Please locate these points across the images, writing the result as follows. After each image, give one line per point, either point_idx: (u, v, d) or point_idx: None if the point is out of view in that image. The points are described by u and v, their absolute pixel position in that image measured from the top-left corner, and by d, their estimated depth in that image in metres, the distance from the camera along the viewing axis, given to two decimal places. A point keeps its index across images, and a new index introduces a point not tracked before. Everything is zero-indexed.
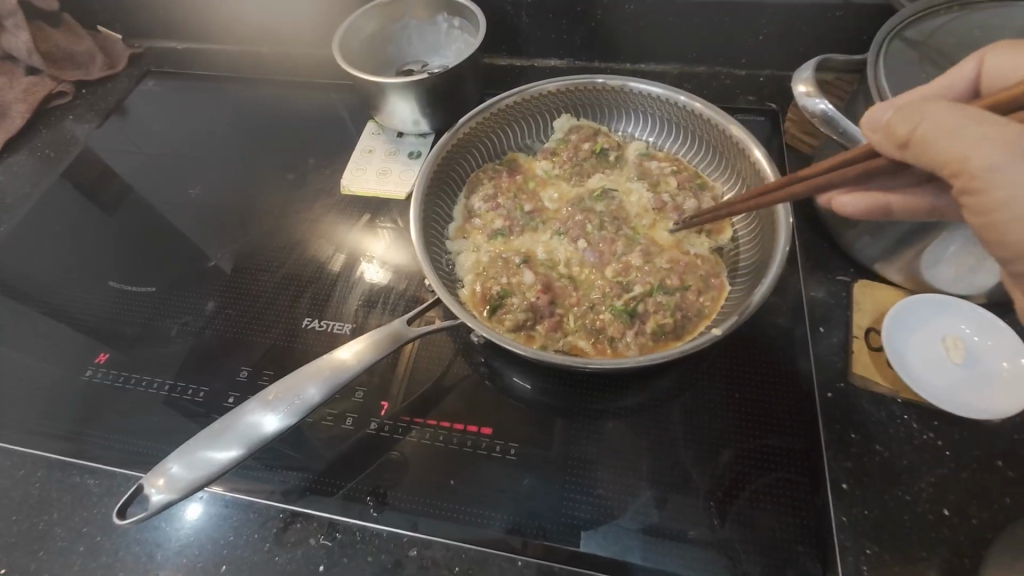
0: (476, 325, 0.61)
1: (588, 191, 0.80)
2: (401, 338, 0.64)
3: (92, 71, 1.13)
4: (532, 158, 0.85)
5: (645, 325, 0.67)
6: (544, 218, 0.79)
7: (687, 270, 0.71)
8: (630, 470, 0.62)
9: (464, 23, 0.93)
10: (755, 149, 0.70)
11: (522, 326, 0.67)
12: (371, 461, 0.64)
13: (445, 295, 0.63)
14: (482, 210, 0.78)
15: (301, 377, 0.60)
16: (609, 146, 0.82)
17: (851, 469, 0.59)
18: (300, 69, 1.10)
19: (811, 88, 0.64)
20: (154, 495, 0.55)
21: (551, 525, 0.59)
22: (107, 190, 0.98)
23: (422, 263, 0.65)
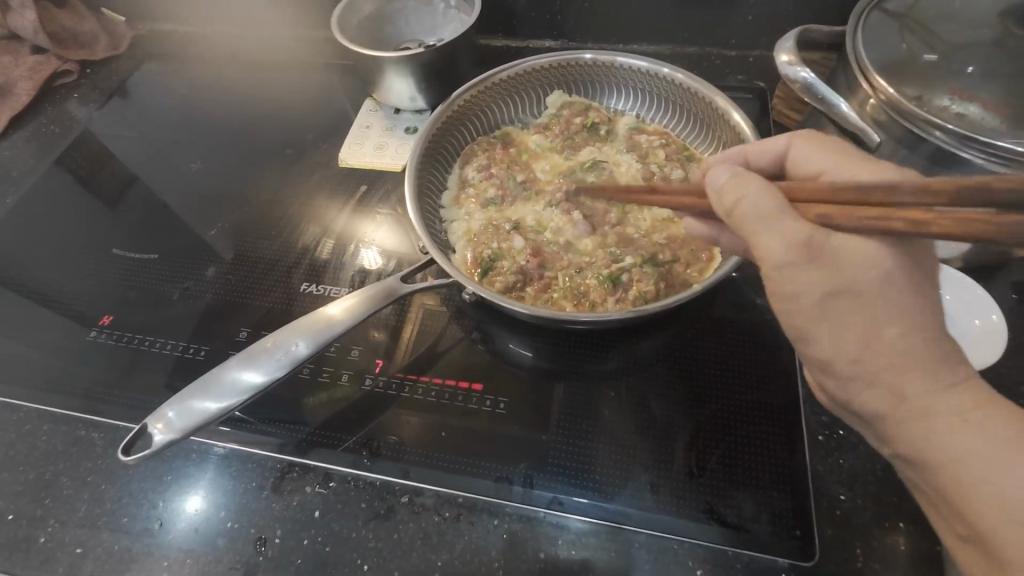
0: (469, 284, 0.64)
1: (579, 163, 0.82)
2: (393, 294, 0.66)
3: (96, 51, 1.15)
4: (524, 133, 0.87)
5: (627, 292, 0.68)
6: (537, 189, 0.81)
7: (682, 247, 0.73)
8: (616, 425, 0.64)
9: (460, 3, 0.96)
10: (735, 113, 0.73)
11: (512, 287, 0.70)
12: (366, 415, 0.67)
13: (439, 257, 0.66)
14: (476, 180, 0.80)
15: (296, 329, 0.63)
16: (600, 120, 0.84)
17: (828, 422, 0.62)
18: (301, 51, 1.13)
19: (792, 57, 0.65)
20: (156, 436, 0.57)
21: (537, 472, 0.61)
22: (113, 165, 1.01)
23: (414, 225, 0.68)
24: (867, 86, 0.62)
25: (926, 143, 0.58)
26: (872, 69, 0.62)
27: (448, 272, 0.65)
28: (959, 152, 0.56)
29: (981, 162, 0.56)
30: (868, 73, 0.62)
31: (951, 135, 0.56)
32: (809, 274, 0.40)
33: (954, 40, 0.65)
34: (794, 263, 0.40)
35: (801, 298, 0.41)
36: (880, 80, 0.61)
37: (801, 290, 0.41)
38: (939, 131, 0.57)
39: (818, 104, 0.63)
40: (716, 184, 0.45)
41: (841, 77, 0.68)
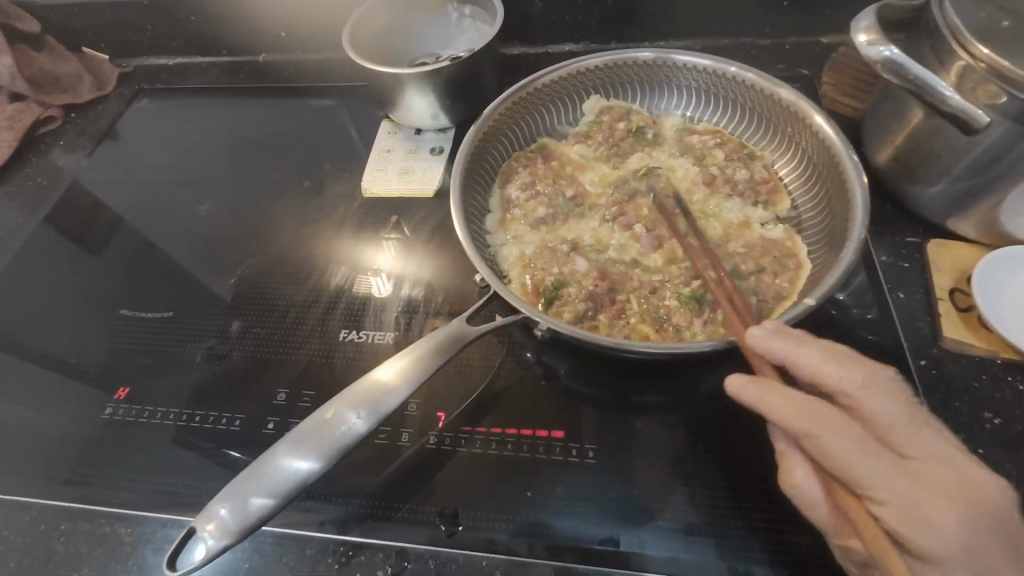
0: (541, 318, 0.57)
1: (630, 171, 0.75)
2: (461, 339, 0.57)
3: (80, 94, 1.06)
4: (563, 143, 0.80)
5: (715, 312, 0.61)
6: (589, 203, 0.74)
7: (764, 255, 0.66)
8: (721, 467, 0.57)
9: (477, 11, 0.90)
10: (815, 115, 0.67)
11: (584, 316, 0.62)
12: (437, 476, 0.59)
13: (504, 290, 0.58)
14: (521, 200, 0.73)
15: (356, 393, 0.53)
16: (646, 124, 0.77)
17: (964, 440, 0.55)
18: (303, 76, 1.06)
19: (873, 36, 0.58)
20: (207, 541, 0.48)
21: (644, 530, 0.55)
22: (109, 215, 0.92)
23: (470, 257, 0.60)
24: (966, 56, 0.55)
25: None
26: (969, 35, 0.55)
27: (515, 305, 0.58)
28: None
29: None
30: (966, 42, 0.55)
31: None
32: (868, 449, 0.42)
33: None
34: (843, 440, 0.42)
35: (865, 472, 0.41)
36: (982, 47, 0.54)
37: (865, 467, 0.41)
38: None
39: (909, 83, 0.56)
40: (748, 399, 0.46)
41: (925, 49, 0.60)
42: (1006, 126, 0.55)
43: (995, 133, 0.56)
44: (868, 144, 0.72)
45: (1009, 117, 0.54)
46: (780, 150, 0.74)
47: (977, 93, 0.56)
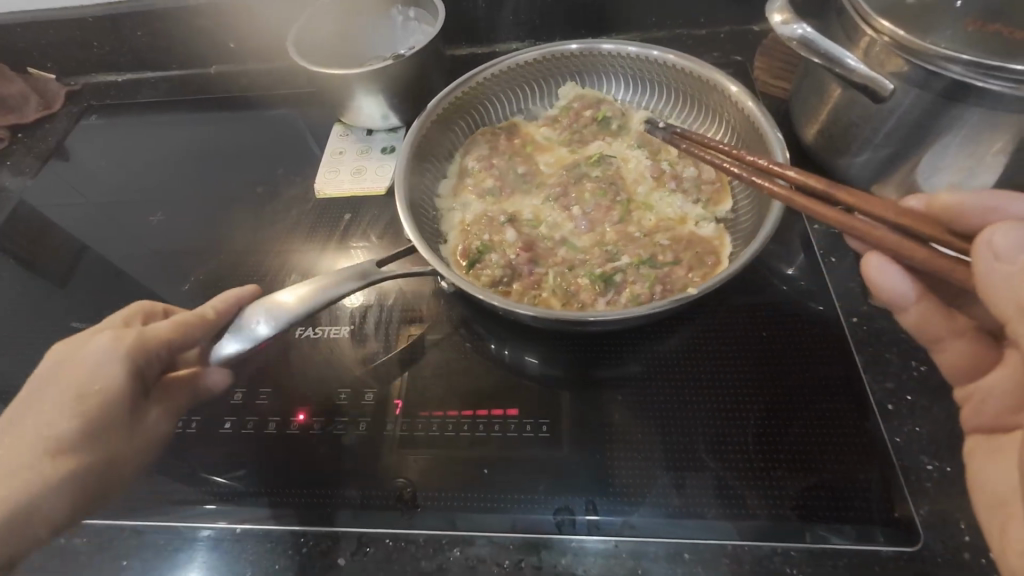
0: (485, 294, 0.59)
1: (585, 157, 0.80)
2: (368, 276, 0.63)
3: (27, 113, 1.05)
4: (530, 124, 0.84)
5: (620, 294, 0.65)
6: (539, 179, 0.79)
7: (686, 249, 0.69)
8: (668, 430, 0.59)
9: (420, 13, 0.92)
10: (732, 86, 0.72)
11: (500, 282, 0.67)
12: (399, 473, 0.59)
13: (443, 267, 0.60)
14: (475, 170, 0.78)
15: (264, 306, 0.58)
16: (612, 114, 0.80)
17: (894, 388, 0.59)
18: (255, 84, 1.06)
19: (786, 16, 0.62)
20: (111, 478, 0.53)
21: (598, 497, 0.56)
22: (59, 231, 0.91)
23: (411, 239, 0.62)
24: (871, 31, 0.59)
25: (942, 79, 0.55)
26: (869, 10, 0.59)
27: (456, 281, 0.60)
28: (977, 82, 0.53)
29: (1001, 88, 0.52)
30: (869, 17, 0.59)
31: (968, 66, 0.53)
32: None
33: None
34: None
35: None
36: (883, 21, 0.57)
37: None
38: (954, 64, 0.54)
39: (823, 59, 0.60)
40: (1004, 250, 0.41)
41: (836, 26, 0.64)
42: (913, 93, 0.58)
43: (901, 100, 0.60)
44: (796, 117, 0.76)
45: (912, 84, 0.58)
46: (705, 126, 0.79)
47: (883, 62, 0.59)
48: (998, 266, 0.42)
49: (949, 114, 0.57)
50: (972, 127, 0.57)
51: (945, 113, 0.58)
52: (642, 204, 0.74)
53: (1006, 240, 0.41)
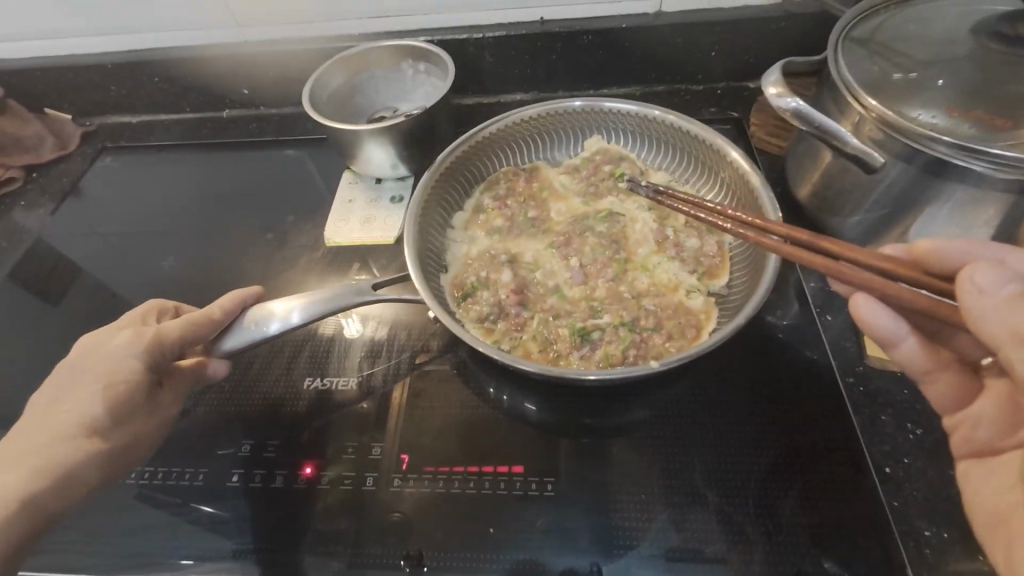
0: (490, 350, 0.61)
1: (596, 210, 0.82)
2: (362, 293, 0.68)
3: (42, 154, 1.07)
4: (552, 170, 0.87)
5: (594, 351, 0.67)
6: (546, 226, 0.81)
7: (670, 317, 0.70)
8: (670, 489, 0.60)
9: (430, 68, 0.95)
10: (732, 150, 0.75)
11: (486, 319, 0.71)
12: (396, 506, 0.61)
13: (448, 321, 0.62)
14: (490, 206, 0.82)
15: (273, 310, 0.66)
16: (630, 172, 0.83)
17: (891, 451, 0.60)
18: (267, 128, 1.09)
19: (782, 89, 0.65)
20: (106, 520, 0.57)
21: (603, 559, 0.57)
22: (69, 272, 0.92)
23: (422, 294, 0.65)
24: (860, 107, 0.62)
25: (926, 156, 0.58)
26: (860, 88, 0.62)
27: (460, 335, 0.62)
28: (959, 162, 0.57)
29: (982, 169, 0.56)
30: (858, 94, 0.62)
31: (951, 146, 0.56)
32: None
33: (917, 56, 0.65)
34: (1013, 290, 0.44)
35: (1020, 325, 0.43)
36: (872, 99, 0.61)
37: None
38: (938, 144, 0.57)
39: (816, 131, 0.63)
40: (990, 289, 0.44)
41: (827, 99, 0.68)
42: (900, 166, 0.61)
43: (891, 172, 0.63)
44: (792, 180, 0.78)
45: (900, 159, 0.61)
46: (706, 185, 0.81)
47: (872, 136, 0.62)
48: (980, 298, 0.45)
49: (936, 187, 0.60)
50: (958, 200, 0.60)
51: (932, 186, 0.61)
52: (640, 264, 0.76)
53: (986, 277, 0.45)
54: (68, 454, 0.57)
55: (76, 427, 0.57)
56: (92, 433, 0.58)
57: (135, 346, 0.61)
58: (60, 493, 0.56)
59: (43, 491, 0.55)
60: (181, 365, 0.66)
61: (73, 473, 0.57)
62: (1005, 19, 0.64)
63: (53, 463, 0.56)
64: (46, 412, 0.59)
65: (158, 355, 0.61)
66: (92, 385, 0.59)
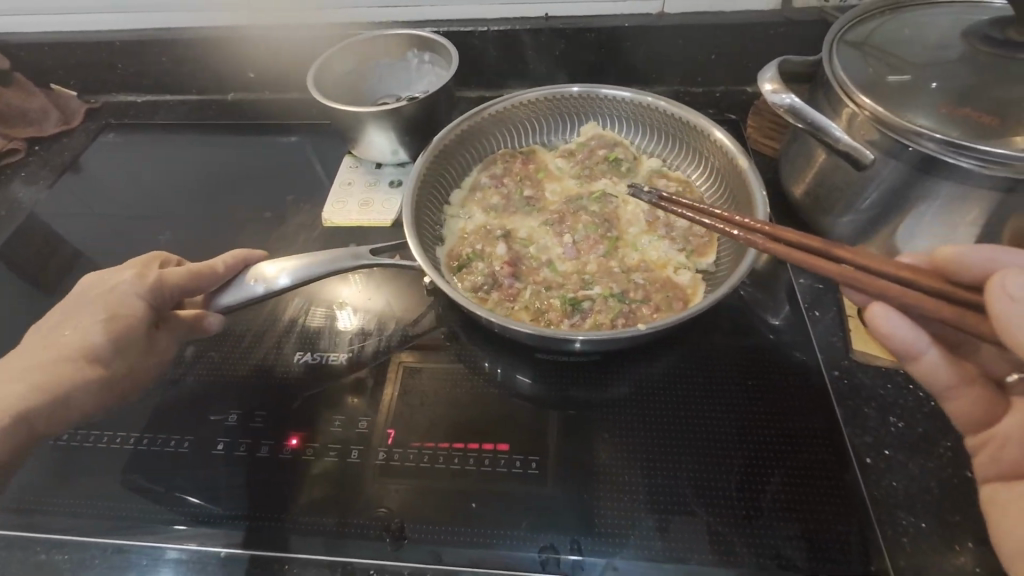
0: (478, 309, 0.63)
1: (589, 192, 0.83)
2: (358, 256, 0.69)
3: (45, 128, 1.08)
4: (548, 152, 0.88)
5: (585, 320, 0.68)
6: (541, 205, 0.82)
7: (659, 291, 0.71)
8: (651, 471, 0.61)
9: (435, 58, 0.96)
10: (718, 131, 0.78)
11: (479, 289, 0.71)
12: (381, 502, 0.60)
13: (439, 280, 0.64)
14: (485, 185, 0.83)
15: (268, 266, 0.67)
16: (623, 156, 0.85)
17: (875, 443, 0.61)
18: (270, 111, 1.10)
19: (776, 86, 0.66)
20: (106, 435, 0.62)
21: (584, 538, 0.57)
22: (66, 244, 0.93)
23: (416, 258, 0.66)
24: (852, 105, 0.64)
25: (915, 152, 0.60)
26: (853, 87, 0.64)
27: (452, 297, 0.63)
28: (947, 159, 0.58)
29: (971, 165, 0.57)
30: (852, 93, 0.64)
31: (941, 143, 0.58)
32: None
33: (912, 58, 0.67)
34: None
35: None
36: (864, 97, 0.62)
37: None
38: (928, 140, 0.58)
39: (808, 127, 0.64)
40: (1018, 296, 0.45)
41: (822, 97, 0.69)
42: (891, 162, 0.63)
43: (881, 170, 0.64)
44: (784, 179, 0.80)
45: (891, 155, 0.62)
46: (698, 172, 0.83)
47: (864, 133, 0.64)
48: (1013, 305, 0.45)
49: (925, 184, 0.62)
50: (946, 197, 0.61)
51: (921, 183, 0.62)
52: (631, 243, 0.77)
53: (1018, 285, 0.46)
54: (71, 376, 0.61)
55: (75, 352, 0.61)
56: (91, 360, 0.62)
57: (139, 289, 0.65)
58: (55, 409, 0.61)
59: (40, 406, 0.59)
60: (180, 313, 0.69)
61: (71, 392, 0.61)
62: (995, 27, 0.65)
63: (53, 381, 0.60)
64: (55, 329, 0.64)
65: (160, 299, 0.65)
66: (93, 314, 0.63)
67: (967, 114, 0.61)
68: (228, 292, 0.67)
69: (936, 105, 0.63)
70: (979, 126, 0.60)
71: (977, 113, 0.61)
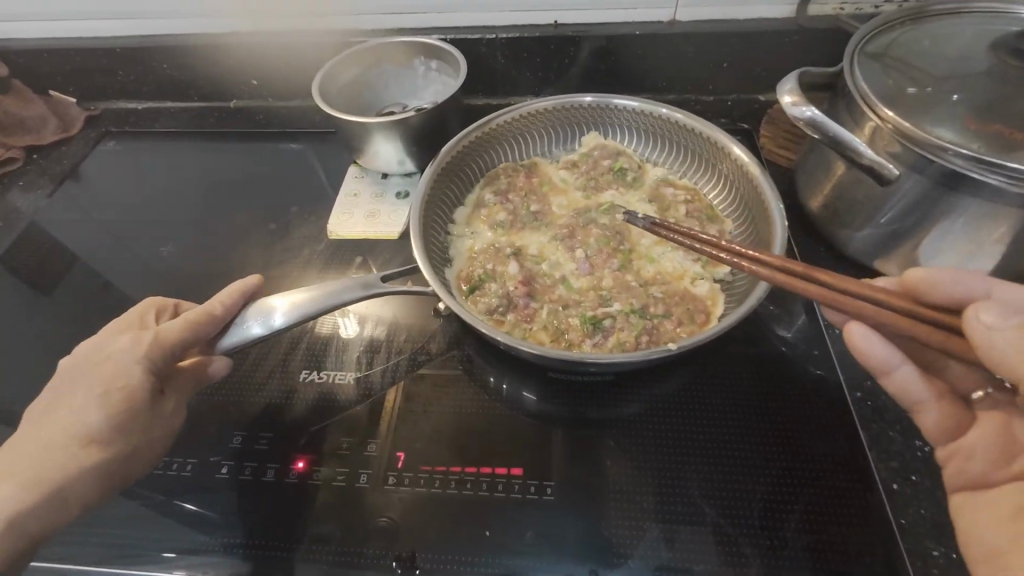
0: (493, 332, 0.61)
1: (597, 204, 0.81)
2: (370, 287, 0.67)
3: (44, 135, 1.06)
4: (550, 165, 0.87)
5: (607, 338, 0.66)
6: (551, 219, 0.81)
7: (678, 304, 0.70)
8: (669, 496, 0.59)
9: (441, 66, 0.94)
10: (733, 146, 0.75)
11: (495, 311, 0.69)
12: (383, 512, 0.59)
13: (453, 305, 0.62)
14: (491, 203, 0.81)
15: (271, 303, 0.65)
16: (628, 166, 0.83)
17: (900, 468, 0.59)
18: (273, 119, 1.08)
19: (796, 98, 0.65)
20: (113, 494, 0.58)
21: (602, 568, 0.55)
22: (64, 256, 0.91)
23: (429, 281, 0.64)
24: (875, 118, 0.62)
25: (942, 168, 0.58)
26: (876, 100, 0.62)
27: (466, 321, 0.61)
28: (974, 175, 0.56)
29: (1000, 183, 0.55)
30: (874, 105, 0.62)
31: (968, 159, 0.56)
32: None
33: (934, 71, 0.66)
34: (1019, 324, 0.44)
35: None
36: (888, 110, 0.60)
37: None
38: (955, 156, 0.56)
39: (829, 141, 0.62)
40: (991, 325, 0.45)
41: (842, 110, 0.67)
42: (915, 179, 0.61)
43: (904, 186, 0.62)
44: (801, 191, 0.79)
45: (915, 171, 0.61)
46: (711, 183, 0.81)
47: (887, 148, 0.62)
48: (991, 334, 0.45)
49: (949, 201, 0.60)
50: (971, 214, 0.60)
51: (946, 201, 0.60)
52: (645, 255, 0.76)
53: (991, 315, 0.45)
54: (67, 464, 0.54)
55: (72, 436, 0.55)
56: (92, 442, 0.56)
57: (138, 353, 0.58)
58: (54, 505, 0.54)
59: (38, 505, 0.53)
60: (181, 367, 0.63)
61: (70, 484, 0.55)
62: (1021, 40, 0.64)
63: (49, 474, 0.54)
64: (50, 412, 0.57)
65: (159, 360, 0.59)
66: (90, 390, 0.57)
67: (993, 129, 0.59)
68: (229, 334, 0.64)
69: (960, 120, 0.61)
70: (1006, 142, 0.58)
71: (1003, 128, 0.59)
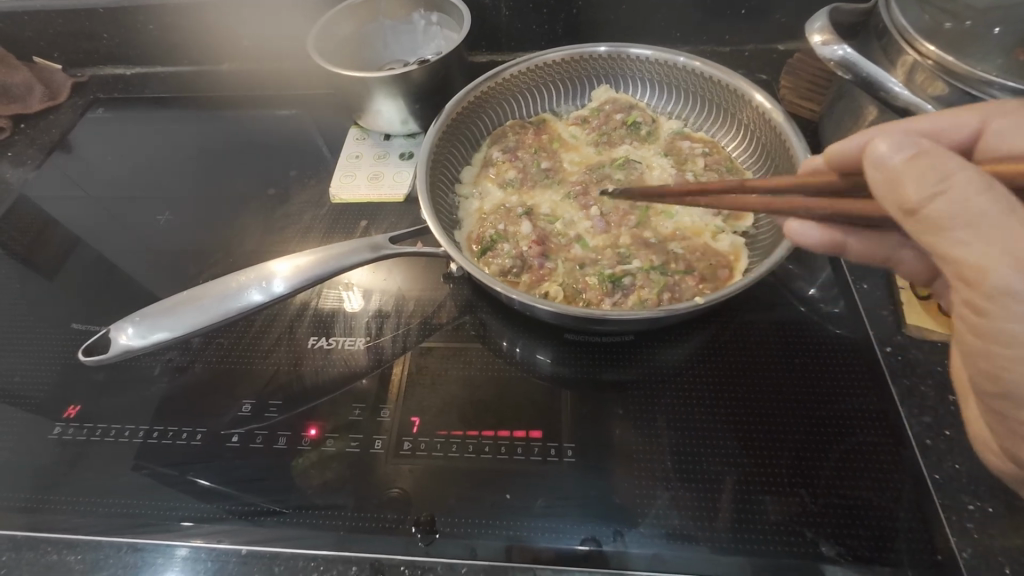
0: (508, 291, 0.58)
1: (610, 159, 0.78)
2: (377, 250, 0.64)
3: (31, 103, 1.02)
4: (559, 121, 0.83)
5: (628, 296, 0.64)
6: (561, 176, 0.77)
7: (700, 260, 0.67)
8: (693, 457, 0.57)
9: (443, 18, 0.90)
10: (756, 93, 0.71)
11: (509, 271, 0.66)
12: (395, 483, 0.57)
13: (466, 264, 0.59)
14: (499, 160, 0.77)
15: (274, 267, 0.63)
16: (642, 119, 0.79)
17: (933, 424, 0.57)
18: (268, 82, 1.04)
19: (827, 36, 0.60)
20: (122, 339, 0.61)
21: (626, 528, 0.53)
22: (59, 227, 0.88)
23: (438, 239, 0.61)
24: (914, 54, 0.58)
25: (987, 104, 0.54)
26: (915, 34, 0.58)
27: (480, 280, 0.58)
28: None
29: None
30: (913, 40, 0.58)
31: (1009, 91, 0.53)
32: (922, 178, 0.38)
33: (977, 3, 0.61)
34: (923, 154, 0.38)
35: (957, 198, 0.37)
36: (929, 44, 0.56)
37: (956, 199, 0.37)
38: (994, 88, 0.53)
39: (862, 83, 0.58)
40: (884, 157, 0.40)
41: (877, 50, 0.63)
42: None
43: None
44: (827, 141, 0.75)
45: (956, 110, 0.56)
46: (730, 136, 0.77)
47: (925, 86, 0.58)
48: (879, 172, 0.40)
49: None
50: None
51: None
52: (661, 211, 0.72)
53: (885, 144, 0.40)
54: None
55: None
56: None
57: None
58: None
59: None
60: None
61: None
62: None
63: None
64: None
65: None
66: None
67: None
68: (235, 296, 0.62)
69: (1005, 56, 0.57)
70: None
71: None
